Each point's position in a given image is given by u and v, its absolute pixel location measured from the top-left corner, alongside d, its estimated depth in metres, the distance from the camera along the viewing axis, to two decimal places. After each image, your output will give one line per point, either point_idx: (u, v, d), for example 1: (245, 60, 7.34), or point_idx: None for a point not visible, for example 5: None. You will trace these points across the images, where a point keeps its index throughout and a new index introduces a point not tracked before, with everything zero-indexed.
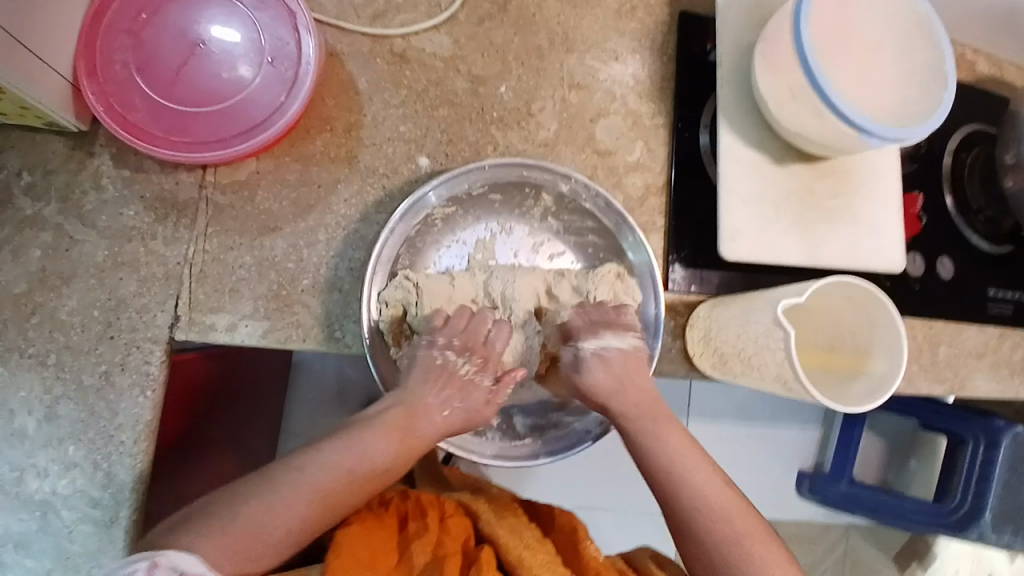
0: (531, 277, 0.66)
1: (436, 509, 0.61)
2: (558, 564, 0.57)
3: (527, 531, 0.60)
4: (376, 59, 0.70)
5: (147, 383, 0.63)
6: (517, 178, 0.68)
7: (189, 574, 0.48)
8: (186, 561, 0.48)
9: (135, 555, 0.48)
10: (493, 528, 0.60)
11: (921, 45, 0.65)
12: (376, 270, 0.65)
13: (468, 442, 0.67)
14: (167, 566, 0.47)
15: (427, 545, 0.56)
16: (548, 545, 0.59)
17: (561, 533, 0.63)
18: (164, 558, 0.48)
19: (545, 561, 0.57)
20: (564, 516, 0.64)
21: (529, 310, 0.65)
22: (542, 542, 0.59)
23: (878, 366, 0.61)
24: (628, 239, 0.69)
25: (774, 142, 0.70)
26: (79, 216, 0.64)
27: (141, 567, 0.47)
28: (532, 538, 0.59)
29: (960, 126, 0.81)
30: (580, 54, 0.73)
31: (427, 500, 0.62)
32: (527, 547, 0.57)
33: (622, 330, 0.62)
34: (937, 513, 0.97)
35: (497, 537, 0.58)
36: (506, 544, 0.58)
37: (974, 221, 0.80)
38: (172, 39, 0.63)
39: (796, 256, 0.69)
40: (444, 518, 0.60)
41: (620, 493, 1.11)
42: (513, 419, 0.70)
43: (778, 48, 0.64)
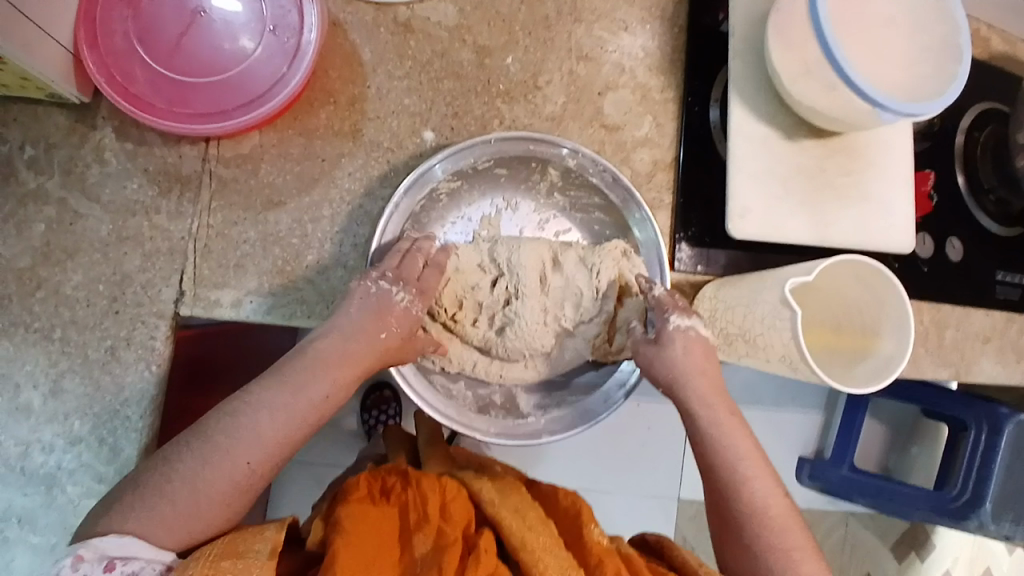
0: (536, 244, 0.66)
1: (439, 494, 0.61)
2: (562, 547, 0.57)
3: (530, 512, 0.60)
4: (380, 30, 0.69)
5: (151, 358, 0.64)
6: (523, 153, 0.66)
7: (116, 558, 0.48)
8: (113, 545, 0.48)
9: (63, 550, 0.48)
10: (498, 510, 0.60)
11: (941, 18, 0.63)
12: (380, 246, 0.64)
13: (470, 418, 0.66)
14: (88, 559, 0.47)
15: (429, 536, 0.57)
16: (551, 526, 0.59)
17: (565, 518, 0.63)
18: (87, 548, 0.48)
19: (547, 544, 0.56)
20: (569, 498, 0.64)
21: (534, 280, 0.66)
22: (545, 522, 0.59)
23: (885, 346, 0.60)
24: (635, 215, 0.68)
25: (785, 118, 0.69)
26: (81, 190, 0.64)
27: (68, 562, 0.48)
28: (535, 519, 0.59)
29: (975, 104, 0.79)
30: (588, 25, 0.72)
31: (430, 484, 0.62)
32: (530, 529, 0.58)
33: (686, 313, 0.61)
34: (939, 498, 0.98)
35: (501, 520, 0.59)
36: (509, 528, 0.58)
37: (985, 202, 0.78)
38: (172, 8, 0.62)
39: (804, 234, 0.68)
40: (445, 504, 0.60)
41: (624, 467, 1.12)
42: (516, 396, 0.70)
43: (791, 20, 0.63)
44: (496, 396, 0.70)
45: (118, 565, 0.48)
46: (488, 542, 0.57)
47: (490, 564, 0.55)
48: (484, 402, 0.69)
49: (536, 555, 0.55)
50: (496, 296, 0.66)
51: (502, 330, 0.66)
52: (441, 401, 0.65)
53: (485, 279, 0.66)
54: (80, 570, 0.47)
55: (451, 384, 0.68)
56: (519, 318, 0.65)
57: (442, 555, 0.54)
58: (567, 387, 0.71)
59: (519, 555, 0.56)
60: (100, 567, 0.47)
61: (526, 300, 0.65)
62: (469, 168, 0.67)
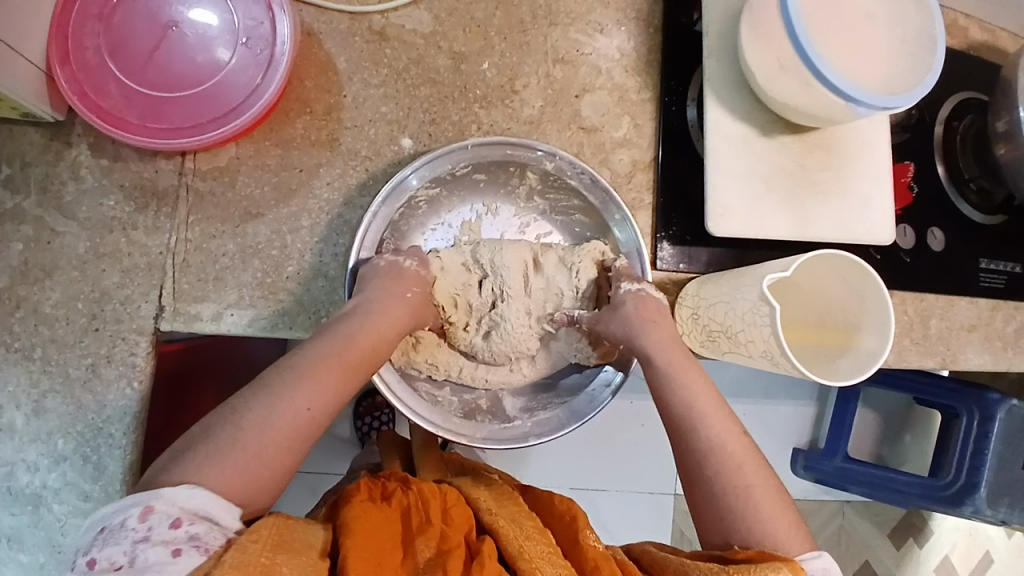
0: (518, 246, 0.67)
1: (438, 500, 0.61)
2: (559, 555, 0.56)
3: (527, 521, 0.60)
4: (355, 38, 0.68)
5: (133, 375, 0.63)
6: (500, 158, 0.66)
7: (185, 514, 0.43)
8: (187, 498, 0.44)
9: (130, 499, 0.43)
10: (495, 518, 0.60)
11: (913, 16, 0.63)
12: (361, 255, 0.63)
13: (457, 425, 0.65)
14: (164, 512, 0.42)
15: (432, 540, 0.56)
16: (549, 536, 0.59)
17: (561, 522, 0.62)
18: (160, 501, 0.43)
19: (545, 552, 0.56)
20: (564, 504, 0.64)
21: (518, 282, 0.66)
22: (543, 532, 0.59)
23: (866, 341, 0.59)
24: (615, 216, 0.67)
25: (762, 115, 0.69)
26: (58, 208, 0.64)
27: (135, 513, 0.42)
28: (533, 528, 0.59)
29: (952, 95, 0.79)
30: (564, 27, 0.72)
31: (430, 490, 0.61)
32: (528, 537, 0.57)
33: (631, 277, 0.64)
34: (932, 486, 0.98)
35: (499, 528, 0.58)
36: (507, 535, 0.57)
37: (966, 192, 0.79)
38: (143, 22, 0.61)
39: (785, 230, 0.68)
40: (446, 509, 0.60)
41: (617, 468, 1.11)
42: (502, 399, 0.70)
43: (765, 18, 0.63)
44: (482, 401, 0.70)
45: (186, 523, 0.42)
46: (490, 547, 0.56)
47: (492, 570, 0.54)
48: (470, 407, 0.69)
49: (534, 562, 0.55)
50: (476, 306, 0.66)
51: (487, 335, 0.66)
52: (429, 412, 0.64)
53: (471, 281, 0.66)
54: (148, 522, 0.42)
55: (435, 390, 0.68)
56: (505, 322, 0.65)
57: (446, 558, 0.54)
58: (552, 391, 0.71)
59: (515, 562, 0.55)
60: (167, 522, 0.42)
61: (511, 303, 0.65)
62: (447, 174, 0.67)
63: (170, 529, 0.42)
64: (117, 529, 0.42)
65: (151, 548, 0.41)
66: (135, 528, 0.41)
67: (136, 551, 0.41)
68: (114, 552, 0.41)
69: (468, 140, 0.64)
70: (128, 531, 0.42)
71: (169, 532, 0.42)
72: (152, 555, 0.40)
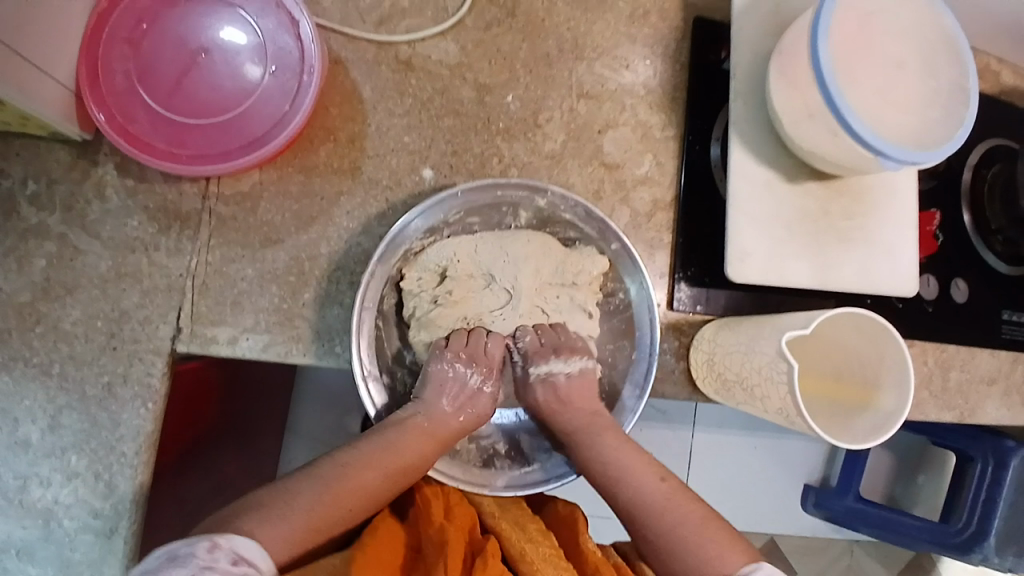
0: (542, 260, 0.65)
1: (441, 500, 0.61)
2: (561, 558, 0.57)
3: (531, 524, 0.60)
4: (381, 67, 0.68)
5: (148, 395, 0.64)
6: (494, 199, 0.65)
7: (243, 558, 0.46)
8: (242, 545, 0.47)
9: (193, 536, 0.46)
10: (498, 521, 0.60)
11: (941, 62, 0.62)
12: (374, 272, 0.61)
13: (477, 475, 0.64)
14: (227, 551, 0.46)
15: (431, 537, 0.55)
16: (552, 538, 0.59)
17: (564, 528, 0.62)
18: (225, 540, 0.46)
19: (546, 555, 0.56)
20: (567, 510, 0.64)
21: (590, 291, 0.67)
22: (545, 534, 0.59)
23: (885, 400, 0.59)
24: (612, 245, 0.66)
25: (787, 159, 0.68)
26: (83, 227, 0.64)
27: (201, 546, 0.45)
28: (536, 531, 0.59)
29: (981, 142, 0.78)
30: (590, 62, 0.71)
31: (432, 491, 0.61)
32: (530, 540, 0.57)
33: (574, 353, 0.65)
34: (944, 531, 0.97)
35: (502, 531, 0.58)
36: (509, 538, 0.57)
37: (992, 242, 0.77)
38: (174, 49, 0.62)
39: (806, 277, 0.68)
40: (449, 508, 0.59)
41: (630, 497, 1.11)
42: (521, 444, 0.69)
43: (794, 63, 0.62)
44: (499, 445, 0.69)
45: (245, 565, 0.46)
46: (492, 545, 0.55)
47: (496, 564, 0.53)
48: (489, 454, 0.68)
49: (536, 565, 0.55)
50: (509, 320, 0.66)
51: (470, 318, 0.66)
52: (448, 467, 0.64)
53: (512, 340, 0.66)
54: (214, 555, 0.45)
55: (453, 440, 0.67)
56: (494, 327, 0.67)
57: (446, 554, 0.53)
58: None
59: (518, 564, 0.56)
60: (229, 559, 0.45)
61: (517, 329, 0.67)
62: (441, 223, 0.65)
63: (231, 565, 0.45)
64: (183, 556, 0.44)
65: None
66: (202, 557, 0.44)
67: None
68: None
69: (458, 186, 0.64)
70: (195, 559, 0.44)
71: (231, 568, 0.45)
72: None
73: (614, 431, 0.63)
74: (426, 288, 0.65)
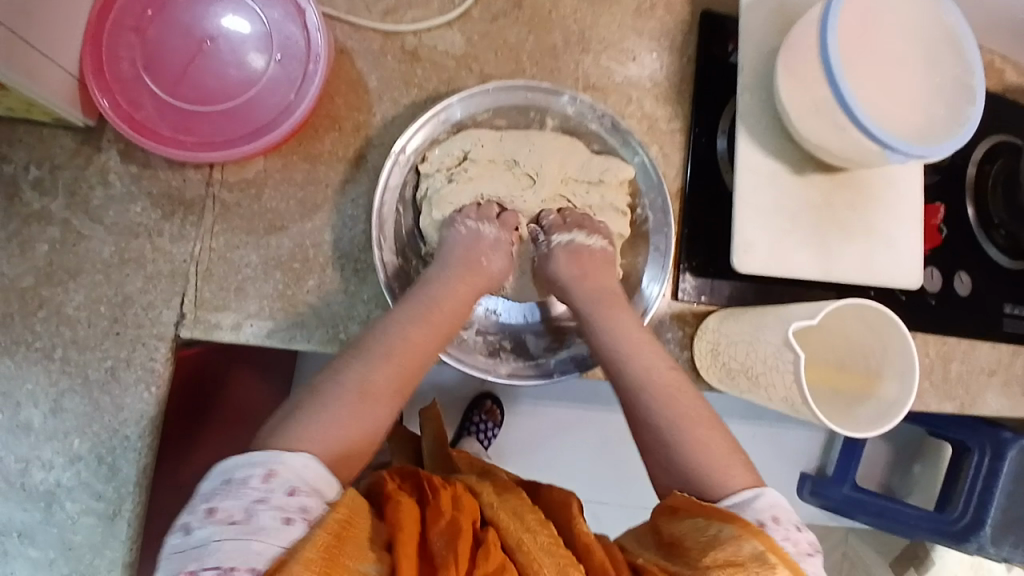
0: (563, 151, 0.68)
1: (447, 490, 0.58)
2: (560, 545, 0.54)
3: (529, 514, 0.57)
4: (387, 57, 0.68)
5: (151, 379, 0.64)
6: (522, 101, 0.67)
7: (301, 485, 0.47)
8: (301, 471, 0.48)
9: (257, 457, 0.48)
10: (496, 511, 0.57)
11: (950, 56, 0.62)
12: (396, 162, 0.65)
13: (481, 361, 0.67)
14: (283, 479, 0.47)
15: (443, 526, 0.53)
16: (550, 526, 0.56)
17: (558, 510, 0.61)
18: (283, 467, 0.47)
19: (545, 543, 0.54)
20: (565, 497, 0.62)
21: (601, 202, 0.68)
22: (544, 523, 0.56)
23: (888, 388, 0.60)
24: (634, 155, 0.68)
25: (792, 153, 0.68)
26: (86, 212, 0.64)
27: (258, 473, 0.47)
28: (535, 521, 0.56)
29: (987, 137, 0.78)
30: (596, 54, 0.71)
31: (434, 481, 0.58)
32: (528, 529, 0.55)
33: (598, 232, 0.66)
34: (941, 520, 0.98)
35: (499, 520, 0.56)
36: (507, 526, 0.55)
37: (994, 236, 0.78)
38: (179, 36, 0.62)
39: (810, 270, 0.68)
40: (455, 498, 0.57)
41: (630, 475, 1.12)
42: (527, 342, 0.70)
43: (800, 58, 0.62)
44: (504, 340, 0.70)
45: (300, 493, 0.47)
46: (494, 536, 0.54)
47: (498, 559, 0.52)
48: (495, 347, 0.69)
49: (534, 556, 0.52)
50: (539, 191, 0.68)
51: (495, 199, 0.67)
52: (452, 348, 0.66)
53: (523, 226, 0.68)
54: (270, 484, 0.46)
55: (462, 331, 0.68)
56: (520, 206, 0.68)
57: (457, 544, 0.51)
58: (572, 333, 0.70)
59: (515, 554, 0.53)
60: (283, 489, 0.46)
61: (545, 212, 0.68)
62: (468, 119, 0.68)
63: (286, 495, 0.46)
64: (239, 483, 0.46)
65: (266, 511, 0.45)
66: (255, 487, 0.46)
67: (253, 509, 0.45)
68: (234, 505, 0.45)
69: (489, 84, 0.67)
70: (249, 489, 0.46)
71: (284, 499, 0.46)
72: (266, 517, 0.45)
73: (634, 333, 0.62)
74: (444, 169, 0.66)
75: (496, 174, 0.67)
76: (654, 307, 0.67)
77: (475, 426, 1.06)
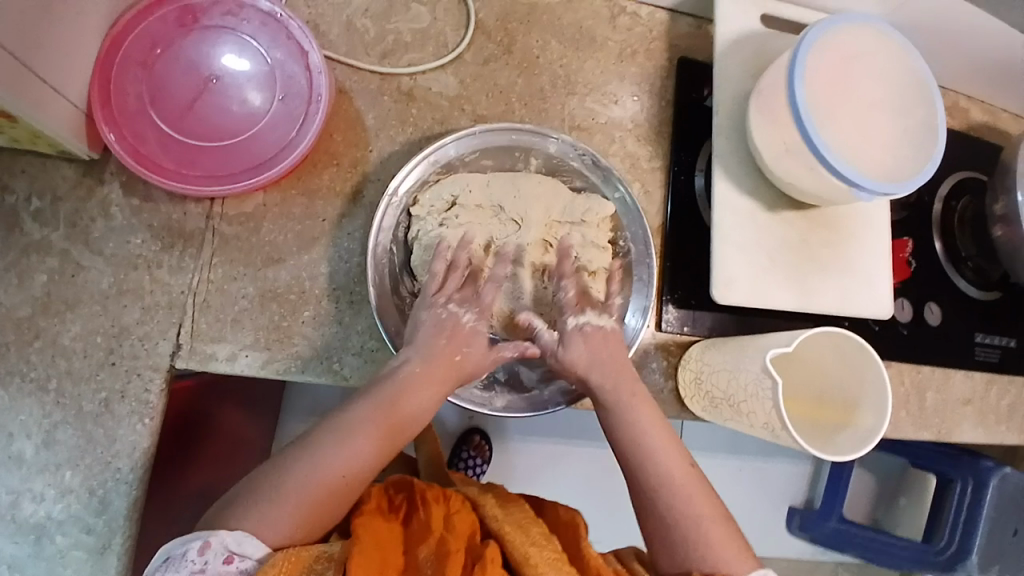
0: (546, 197, 0.70)
1: (441, 506, 0.62)
2: (563, 560, 0.59)
3: (534, 527, 0.62)
4: (383, 97, 0.72)
5: (145, 412, 0.64)
6: (508, 143, 0.70)
7: (235, 553, 0.54)
8: (233, 540, 0.54)
9: (192, 534, 0.55)
10: (501, 524, 0.61)
11: (910, 102, 0.67)
12: (390, 202, 0.67)
13: (476, 395, 0.68)
14: (217, 549, 0.53)
15: (431, 544, 0.57)
16: (553, 540, 0.61)
17: (566, 529, 0.66)
18: (215, 538, 0.54)
19: (548, 558, 0.59)
20: (568, 513, 0.67)
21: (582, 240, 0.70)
22: (548, 537, 0.61)
23: (864, 417, 0.62)
24: (615, 193, 0.72)
25: (767, 191, 0.72)
26: (85, 243, 0.65)
27: (196, 546, 0.54)
28: (538, 534, 0.61)
29: (951, 175, 0.84)
30: (581, 97, 0.75)
31: (433, 497, 0.62)
32: (534, 543, 0.59)
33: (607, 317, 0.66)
34: (926, 550, 1.04)
35: (505, 534, 0.60)
36: (511, 542, 0.59)
37: (964, 269, 0.82)
38: (186, 75, 0.65)
39: (786, 304, 0.71)
40: (449, 516, 0.61)
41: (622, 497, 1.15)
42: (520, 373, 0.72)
43: (772, 102, 0.67)
44: (499, 374, 0.71)
45: (236, 561, 0.54)
46: (492, 551, 0.58)
47: (496, 575, 0.56)
48: (489, 379, 0.71)
49: (538, 569, 0.57)
50: (532, 229, 0.70)
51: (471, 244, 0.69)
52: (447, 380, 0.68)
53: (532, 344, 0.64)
54: (204, 557, 0.53)
55: None
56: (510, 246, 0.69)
57: (445, 566, 0.55)
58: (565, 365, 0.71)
59: (521, 568, 0.58)
60: (220, 558, 0.53)
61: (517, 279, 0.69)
62: (457, 160, 0.70)
63: (223, 564, 0.53)
64: (179, 558, 0.54)
65: None
66: (194, 560, 0.54)
67: None
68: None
69: (477, 127, 0.69)
70: (188, 562, 0.54)
71: (221, 567, 0.53)
72: None
73: (626, 377, 0.64)
74: (435, 212, 0.68)
75: (485, 220, 0.69)
76: (640, 338, 0.69)
77: (464, 463, 1.06)
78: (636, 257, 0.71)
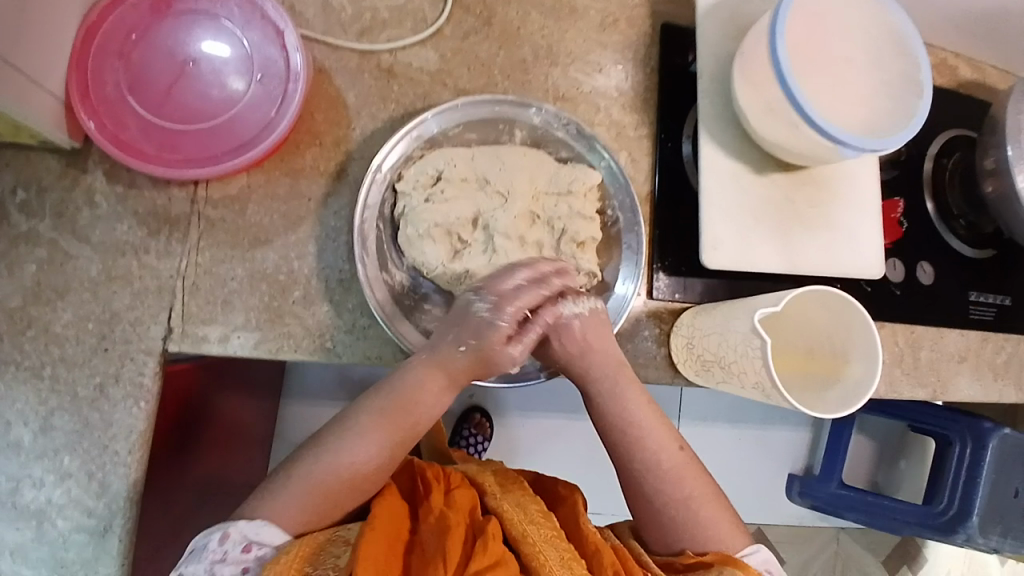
0: (530, 169, 0.70)
1: (440, 485, 0.62)
2: (563, 539, 0.58)
3: (533, 505, 0.61)
4: (364, 74, 0.71)
5: (140, 396, 0.65)
6: (490, 116, 0.70)
7: (254, 541, 0.56)
8: (252, 529, 0.56)
9: (212, 527, 0.57)
10: (499, 503, 0.61)
11: (894, 56, 0.66)
12: (375, 178, 0.67)
13: None
14: (237, 538, 0.56)
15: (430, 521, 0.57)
16: (553, 519, 0.61)
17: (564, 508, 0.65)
18: (235, 528, 0.56)
19: (548, 535, 0.58)
20: (570, 494, 0.67)
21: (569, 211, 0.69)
22: (547, 515, 0.60)
23: (854, 372, 0.62)
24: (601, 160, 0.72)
25: (753, 153, 0.72)
26: (72, 231, 0.65)
27: (216, 537, 0.56)
28: (537, 513, 0.60)
29: (942, 132, 0.83)
30: (564, 67, 0.75)
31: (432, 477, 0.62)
32: (532, 521, 0.59)
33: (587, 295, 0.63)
34: (928, 513, 1.02)
35: (504, 511, 0.60)
36: (511, 519, 0.59)
37: (955, 227, 0.82)
38: (163, 59, 0.65)
39: (775, 266, 0.71)
40: (449, 493, 0.60)
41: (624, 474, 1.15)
42: None
43: (754, 64, 0.66)
44: None
45: (255, 548, 0.56)
46: (493, 526, 0.56)
47: (497, 549, 0.54)
48: None
49: (538, 546, 0.56)
50: (521, 200, 0.69)
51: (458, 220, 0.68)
52: None
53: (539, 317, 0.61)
54: (225, 545, 0.55)
55: None
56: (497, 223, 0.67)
57: (444, 541, 0.54)
58: None
59: (520, 546, 0.57)
60: (240, 547, 0.56)
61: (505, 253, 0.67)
62: (440, 135, 0.70)
63: (241, 553, 0.55)
64: (200, 550, 0.56)
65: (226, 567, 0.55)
66: (214, 549, 0.55)
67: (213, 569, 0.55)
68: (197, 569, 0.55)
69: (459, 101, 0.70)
70: (209, 552, 0.55)
71: (240, 555, 0.55)
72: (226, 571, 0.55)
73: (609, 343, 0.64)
74: (420, 188, 0.67)
75: (469, 192, 0.69)
76: (628, 307, 0.69)
77: (466, 440, 1.06)
78: (626, 224, 0.71)
